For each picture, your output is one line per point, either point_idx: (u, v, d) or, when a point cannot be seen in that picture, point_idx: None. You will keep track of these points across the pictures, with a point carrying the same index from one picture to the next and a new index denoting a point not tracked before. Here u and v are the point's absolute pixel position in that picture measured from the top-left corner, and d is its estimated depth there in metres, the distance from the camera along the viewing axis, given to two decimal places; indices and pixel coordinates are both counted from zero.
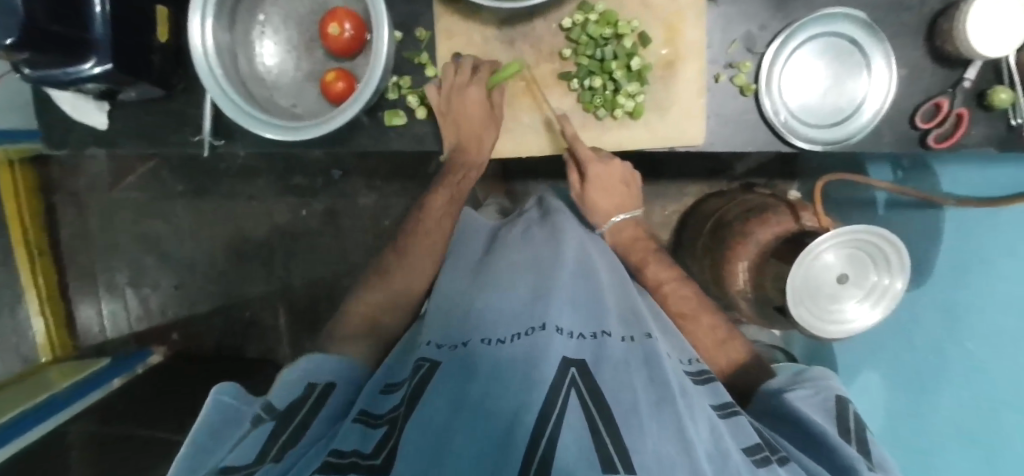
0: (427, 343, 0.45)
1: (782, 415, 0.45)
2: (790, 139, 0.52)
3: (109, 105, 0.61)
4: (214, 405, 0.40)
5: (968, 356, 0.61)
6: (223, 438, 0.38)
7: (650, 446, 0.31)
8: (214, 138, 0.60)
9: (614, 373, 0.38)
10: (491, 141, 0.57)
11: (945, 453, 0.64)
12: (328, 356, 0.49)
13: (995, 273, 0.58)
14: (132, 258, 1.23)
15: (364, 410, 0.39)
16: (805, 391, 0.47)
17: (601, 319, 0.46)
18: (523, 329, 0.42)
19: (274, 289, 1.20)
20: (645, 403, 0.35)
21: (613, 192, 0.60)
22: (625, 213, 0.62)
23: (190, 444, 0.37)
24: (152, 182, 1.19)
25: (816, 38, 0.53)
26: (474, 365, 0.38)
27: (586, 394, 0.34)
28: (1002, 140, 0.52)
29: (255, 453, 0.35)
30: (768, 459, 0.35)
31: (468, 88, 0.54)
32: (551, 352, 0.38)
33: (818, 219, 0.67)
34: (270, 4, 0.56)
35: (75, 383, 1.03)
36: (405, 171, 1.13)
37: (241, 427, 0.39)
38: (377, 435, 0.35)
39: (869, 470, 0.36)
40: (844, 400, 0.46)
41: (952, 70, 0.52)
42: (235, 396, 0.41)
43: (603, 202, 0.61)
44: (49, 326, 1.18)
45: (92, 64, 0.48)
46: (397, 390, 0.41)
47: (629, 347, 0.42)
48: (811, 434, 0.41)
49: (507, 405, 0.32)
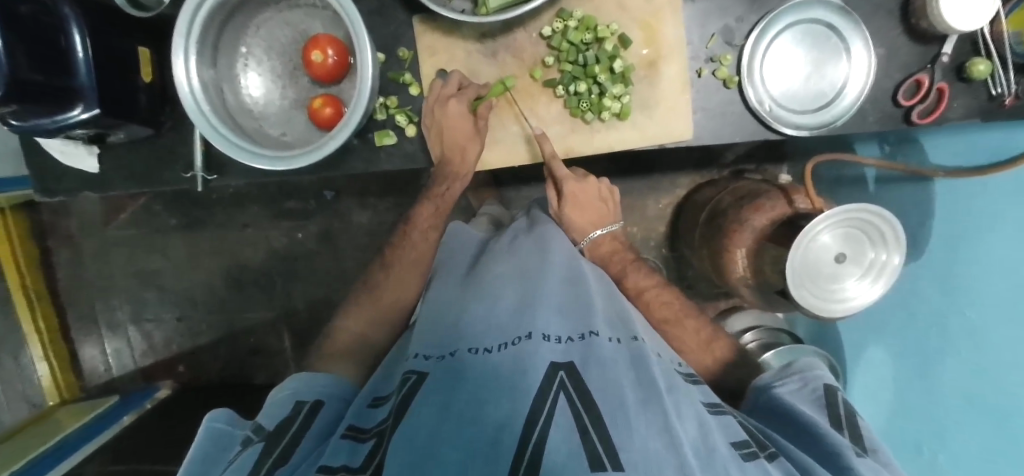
0: (415, 356, 0.46)
1: (777, 411, 0.46)
2: (777, 127, 0.53)
3: (98, 148, 0.61)
4: (206, 432, 0.41)
5: (970, 323, 0.61)
6: (213, 462, 0.39)
7: (638, 442, 0.32)
8: (206, 172, 0.60)
9: (601, 371, 0.39)
10: (475, 153, 0.58)
11: (956, 424, 0.64)
12: (314, 375, 0.51)
13: (987, 239, 0.59)
14: (132, 295, 1.23)
15: (351, 425, 0.40)
16: (789, 385, 0.47)
17: (590, 321, 0.47)
18: (509, 338, 0.43)
19: (277, 314, 1.20)
20: (632, 401, 0.36)
21: (588, 208, 0.65)
22: (602, 228, 0.66)
23: (186, 467, 0.39)
24: (147, 217, 1.19)
25: (793, 26, 0.53)
26: (463, 371, 0.39)
27: (575, 396, 0.36)
28: (983, 110, 0.53)
29: (246, 470, 0.35)
30: (756, 453, 0.36)
31: (459, 99, 0.55)
32: (537, 358, 0.39)
33: (812, 202, 0.67)
34: (251, 35, 0.56)
35: (84, 424, 1.03)
36: (397, 186, 1.13)
37: (230, 451, 0.40)
38: (365, 446, 0.36)
39: (857, 456, 0.37)
40: (834, 389, 0.47)
41: (929, 46, 0.53)
42: (228, 421, 0.43)
43: (577, 219, 0.65)
44: (54, 369, 1.18)
45: (79, 110, 0.49)
46: (383, 405, 0.42)
47: (617, 347, 0.44)
48: (802, 424, 0.42)
49: (494, 411, 0.33)
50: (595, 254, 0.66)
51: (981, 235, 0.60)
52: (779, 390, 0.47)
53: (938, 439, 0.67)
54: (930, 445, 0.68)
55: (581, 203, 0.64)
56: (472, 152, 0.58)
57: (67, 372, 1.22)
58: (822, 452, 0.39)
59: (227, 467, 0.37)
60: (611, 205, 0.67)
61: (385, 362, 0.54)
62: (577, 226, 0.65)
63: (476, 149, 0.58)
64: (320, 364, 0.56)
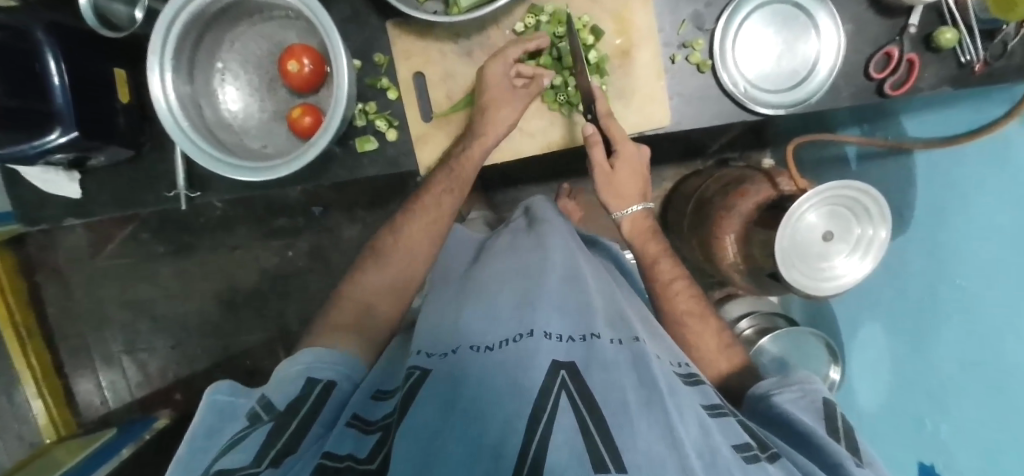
0: (417, 353, 0.46)
1: (776, 418, 0.45)
2: (753, 107, 0.54)
3: (80, 173, 0.61)
4: (209, 404, 0.40)
5: (960, 290, 0.61)
6: (215, 432, 0.38)
7: (640, 443, 0.32)
8: (190, 190, 0.60)
9: (604, 375, 0.39)
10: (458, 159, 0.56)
11: (955, 397, 0.63)
12: (332, 349, 0.49)
13: (973, 208, 0.59)
14: (125, 325, 1.22)
15: (357, 416, 0.40)
16: (791, 393, 0.47)
17: (591, 323, 0.47)
18: (512, 335, 0.44)
19: (272, 335, 1.19)
20: (635, 406, 0.35)
21: (635, 177, 0.59)
22: (641, 204, 0.61)
23: (189, 436, 0.38)
24: (136, 245, 1.19)
25: (760, 8, 0.54)
26: (463, 372, 0.39)
27: (576, 395, 0.35)
28: (955, 78, 0.54)
29: (254, 455, 0.34)
30: (757, 456, 0.35)
31: None
32: (539, 357, 0.39)
33: (795, 183, 0.69)
34: (226, 50, 0.56)
35: (81, 459, 1.01)
36: (385, 197, 1.13)
37: (234, 420, 0.39)
38: (370, 440, 0.36)
39: (857, 467, 0.37)
40: (832, 402, 0.46)
41: (896, 19, 0.53)
42: (229, 393, 0.42)
43: (625, 186, 0.59)
44: (48, 407, 1.15)
45: (57, 134, 0.48)
46: (388, 399, 0.42)
47: (618, 348, 0.44)
48: (803, 432, 0.42)
49: (497, 414, 0.33)
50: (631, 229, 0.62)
51: (963, 204, 0.60)
52: (777, 397, 0.47)
53: (938, 412, 0.66)
54: (933, 421, 0.66)
55: (627, 168, 0.58)
56: (467, 165, 0.56)
57: (63, 408, 1.20)
58: (823, 462, 0.38)
59: (236, 444, 0.35)
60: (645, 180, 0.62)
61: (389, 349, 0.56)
62: (617, 195, 0.59)
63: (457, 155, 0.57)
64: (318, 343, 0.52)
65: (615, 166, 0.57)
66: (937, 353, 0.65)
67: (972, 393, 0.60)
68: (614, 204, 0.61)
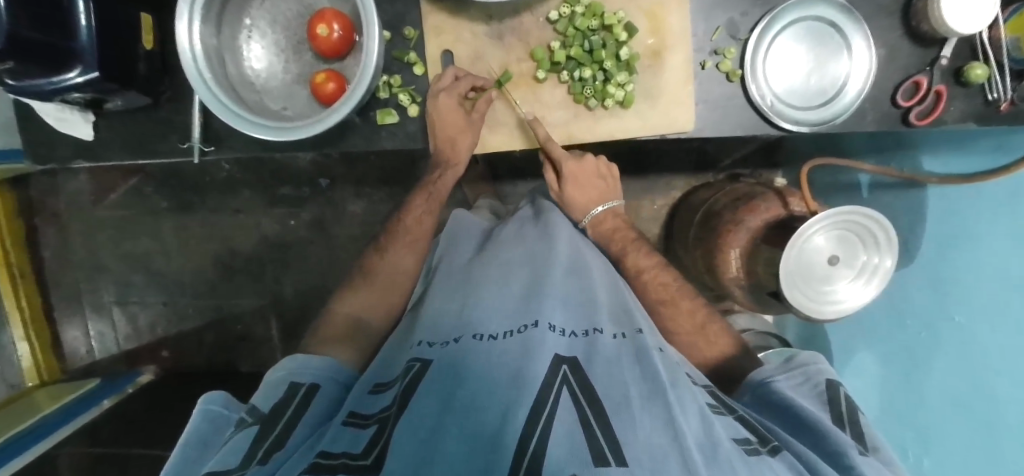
0: (418, 344, 0.46)
1: (776, 404, 0.46)
2: (777, 121, 0.54)
3: (94, 115, 0.60)
4: (201, 414, 0.42)
5: (959, 330, 0.61)
6: (209, 445, 0.40)
7: (641, 436, 0.32)
8: (204, 144, 0.60)
9: (606, 369, 0.39)
10: (467, 145, 0.58)
11: (947, 435, 0.64)
12: (312, 356, 0.50)
13: (982, 248, 0.59)
14: (120, 276, 1.21)
15: (353, 412, 0.40)
16: (792, 379, 0.49)
17: (593, 318, 0.47)
18: (515, 326, 0.43)
19: (265, 302, 1.19)
20: (637, 398, 0.36)
21: (589, 187, 0.65)
22: (604, 204, 0.66)
23: (181, 447, 0.39)
24: (138, 197, 1.18)
25: (793, 24, 0.54)
26: (464, 364, 0.39)
27: (578, 391, 0.36)
28: (980, 115, 0.54)
29: (241, 457, 0.35)
30: (758, 449, 0.36)
31: (434, 100, 0.55)
32: (543, 349, 0.39)
33: (806, 204, 0.69)
34: (256, 8, 0.56)
35: (62, 407, 1.01)
36: (393, 175, 1.12)
37: (223, 434, 0.41)
38: (366, 434, 0.36)
39: (860, 455, 0.38)
40: (835, 384, 0.49)
41: (929, 48, 0.53)
42: (223, 404, 0.43)
43: (578, 198, 0.65)
44: (34, 349, 1.15)
45: (77, 72, 0.48)
46: (386, 392, 0.42)
47: (620, 343, 0.43)
48: (805, 421, 0.43)
49: (496, 407, 0.33)
50: (597, 231, 0.66)
51: (966, 240, 0.61)
52: (778, 384, 0.48)
53: (923, 444, 0.67)
54: (917, 453, 0.68)
55: (580, 181, 0.64)
56: (464, 143, 0.58)
57: (48, 353, 1.19)
58: (824, 450, 0.39)
59: (218, 452, 0.37)
60: (611, 181, 0.67)
61: (392, 341, 0.55)
62: (580, 203, 0.66)
63: (467, 142, 0.58)
64: (318, 348, 0.54)
65: (565, 185, 0.64)
66: (929, 389, 0.65)
67: (967, 432, 0.61)
68: (577, 213, 0.67)
